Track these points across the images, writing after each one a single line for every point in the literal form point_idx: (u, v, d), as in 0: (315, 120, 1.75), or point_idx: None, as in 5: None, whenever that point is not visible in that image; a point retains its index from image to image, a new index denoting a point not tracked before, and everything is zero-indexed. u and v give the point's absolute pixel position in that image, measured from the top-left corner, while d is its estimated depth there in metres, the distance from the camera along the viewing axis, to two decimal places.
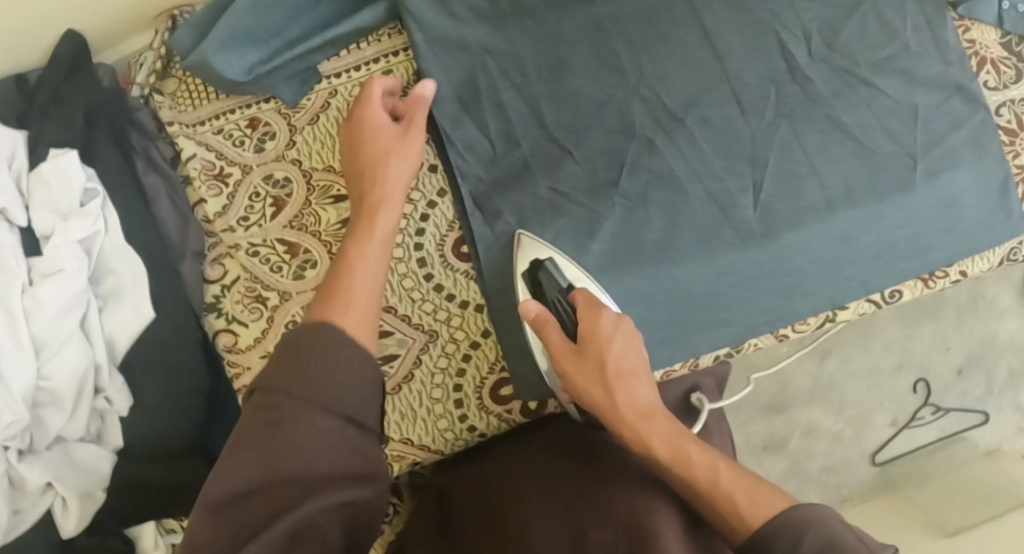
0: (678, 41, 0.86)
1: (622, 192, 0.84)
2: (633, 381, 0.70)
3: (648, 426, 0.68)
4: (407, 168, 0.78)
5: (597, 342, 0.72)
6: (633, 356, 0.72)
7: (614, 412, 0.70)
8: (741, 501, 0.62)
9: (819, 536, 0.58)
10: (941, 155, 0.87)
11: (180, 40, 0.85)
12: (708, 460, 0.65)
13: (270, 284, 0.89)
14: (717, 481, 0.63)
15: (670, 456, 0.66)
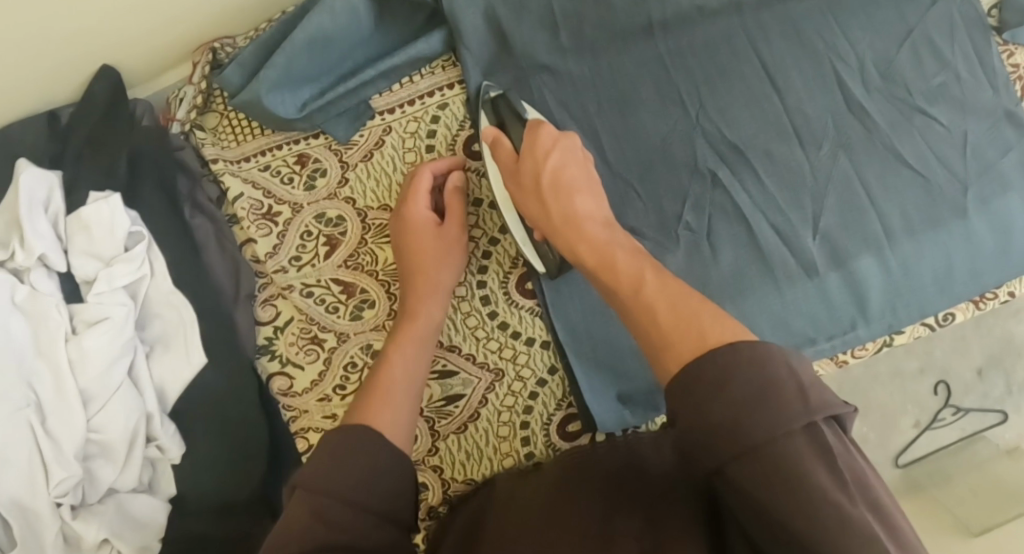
0: (738, 75, 0.85)
1: (688, 227, 0.84)
2: (570, 192, 0.71)
3: (577, 231, 0.69)
4: (445, 268, 0.80)
5: (539, 158, 0.73)
6: (574, 170, 0.73)
7: (542, 211, 0.72)
8: (672, 332, 0.55)
9: (748, 383, 0.49)
10: (993, 180, 0.88)
11: (229, 78, 0.83)
12: (633, 263, 0.63)
13: (327, 325, 0.86)
14: (641, 288, 0.60)
15: (596, 251, 0.67)
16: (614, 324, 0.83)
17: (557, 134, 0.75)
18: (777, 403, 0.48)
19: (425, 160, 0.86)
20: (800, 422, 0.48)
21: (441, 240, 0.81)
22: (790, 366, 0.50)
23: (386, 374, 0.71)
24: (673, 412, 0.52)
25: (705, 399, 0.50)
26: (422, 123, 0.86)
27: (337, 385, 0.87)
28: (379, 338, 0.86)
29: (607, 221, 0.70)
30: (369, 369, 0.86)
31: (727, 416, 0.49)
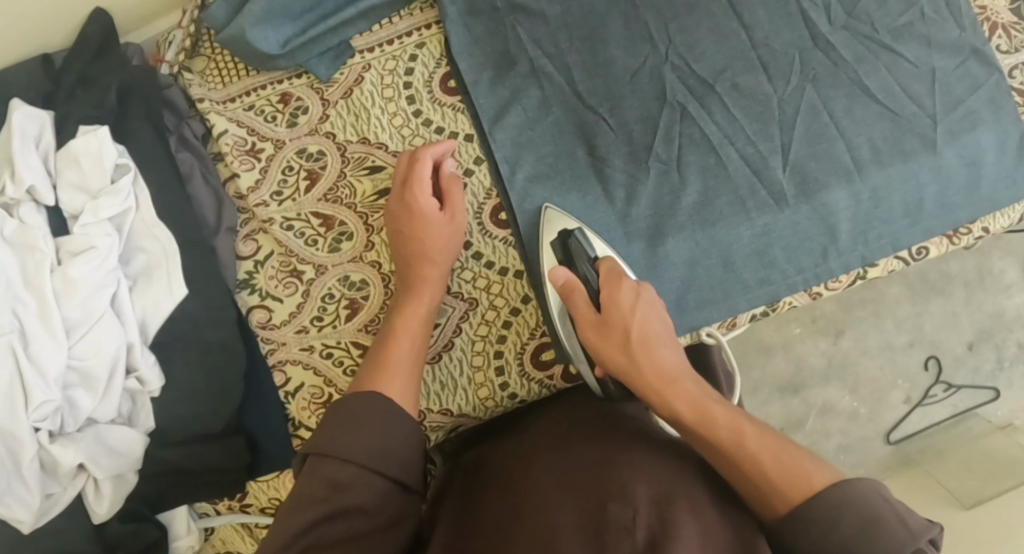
0: (705, 11, 0.90)
1: (658, 157, 0.87)
2: (658, 347, 0.71)
3: (671, 391, 0.69)
4: (449, 234, 0.82)
5: (625, 314, 0.72)
6: (654, 326, 0.73)
7: (629, 373, 0.71)
8: (774, 473, 0.63)
9: (858, 514, 0.59)
10: (959, 118, 0.91)
11: (214, 15, 0.86)
12: (733, 422, 0.67)
13: (306, 258, 0.88)
14: (743, 443, 0.65)
15: (693, 417, 0.68)
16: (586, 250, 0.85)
17: (634, 291, 0.74)
18: (886, 533, 0.58)
19: (403, 96, 0.88)
20: (907, 547, 0.58)
21: (444, 229, 0.82)
22: (890, 503, 0.60)
23: (388, 355, 0.76)
24: (790, 540, 0.62)
25: (815, 537, 0.60)
26: (401, 61, 0.88)
27: (314, 316, 0.88)
28: (356, 270, 0.88)
29: (694, 375, 0.71)
30: (346, 300, 0.88)
31: (847, 548, 0.59)
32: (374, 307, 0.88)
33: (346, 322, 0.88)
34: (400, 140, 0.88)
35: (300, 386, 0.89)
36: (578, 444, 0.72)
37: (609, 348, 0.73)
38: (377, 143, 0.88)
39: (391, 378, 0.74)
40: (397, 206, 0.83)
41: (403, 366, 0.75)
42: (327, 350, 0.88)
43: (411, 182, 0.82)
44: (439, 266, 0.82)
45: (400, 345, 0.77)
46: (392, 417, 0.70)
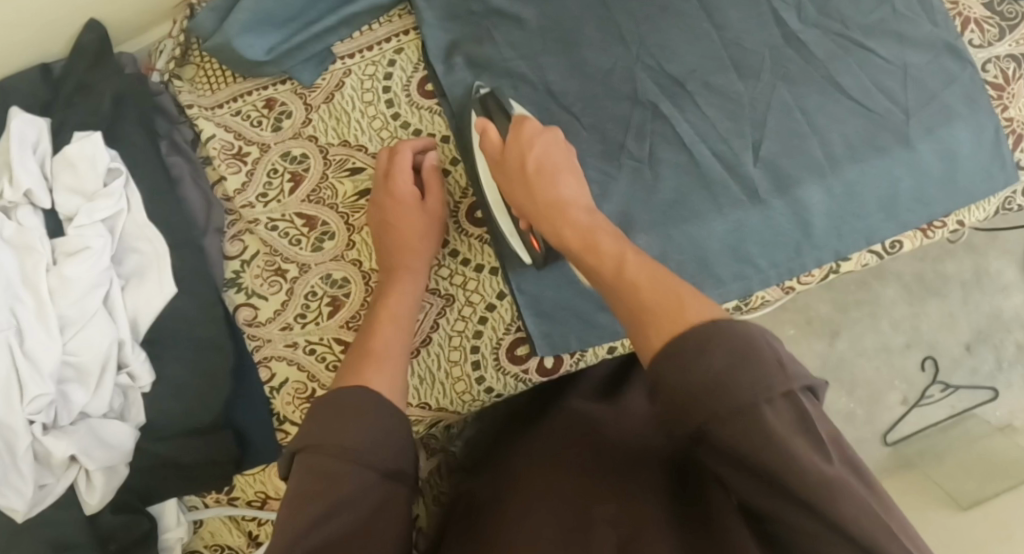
0: (677, 12, 0.91)
1: (630, 154, 0.89)
2: (552, 176, 0.77)
3: (563, 215, 0.74)
4: (425, 222, 0.85)
5: (521, 142, 0.78)
6: (551, 151, 0.78)
7: (523, 176, 0.77)
8: (652, 306, 0.61)
9: (728, 351, 0.55)
10: (934, 111, 0.92)
11: (202, 23, 0.89)
12: (615, 247, 0.69)
13: (290, 256, 0.91)
14: (622, 270, 0.66)
15: (578, 251, 0.71)
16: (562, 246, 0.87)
17: (539, 127, 0.79)
18: (754, 367, 0.54)
19: (382, 101, 0.91)
20: (779, 389, 0.54)
21: (424, 220, 0.85)
22: (767, 341, 0.56)
23: (375, 337, 0.77)
24: (658, 378, 0.57)
25: (681, 367, 0.56)
26: (380, 67, 0.91)
27: (298, 314, 0.91)
28: (338, 268, 0.90)
29: (590, 210, 0.75)
30: (328, 298, 0.90)
31: (715, 377, 0.54)
32: (356, 304, 0.90)
33: (328, 319, 0.90)
34: (379, 142, 0.90)
35: (284, 381, 0.91)
36: (565, 457, 0.74)
37: (508, 180, 0.79)
38: (357, 145, 0.91)
39: (382, 360, 0.74)
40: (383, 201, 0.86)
41: (391, 354, 0.75)
42: (310, 347, 0.91)
43: (393, 178, 0.85)
44: (418, 250, 0.84)
45: (387, 331, 0.78)
46: (386, 409, 0.67)
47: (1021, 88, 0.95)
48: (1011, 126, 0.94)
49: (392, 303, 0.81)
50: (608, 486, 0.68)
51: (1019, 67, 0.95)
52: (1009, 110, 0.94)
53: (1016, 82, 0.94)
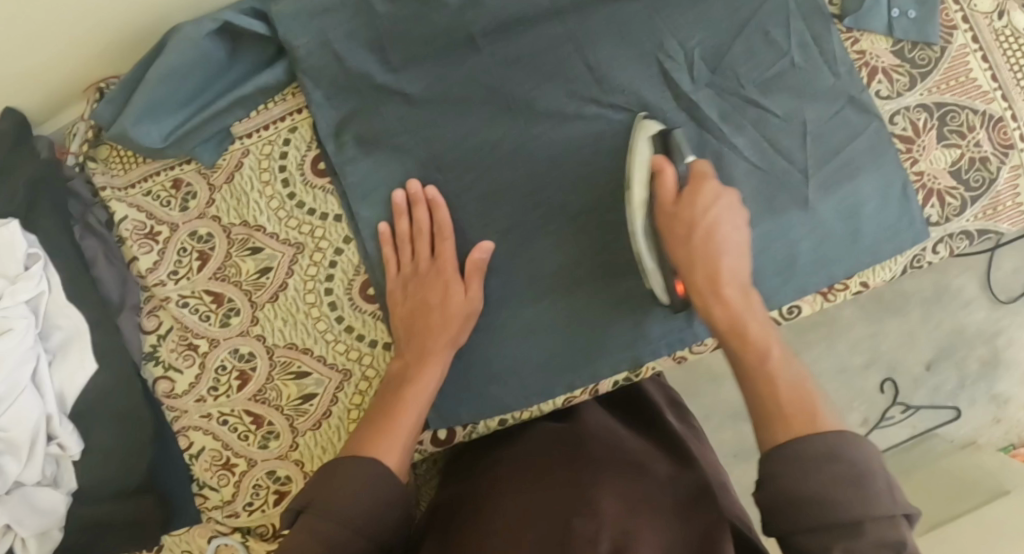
0: (565, 78, 0.90)
1: (518, 227, 0.89)
2: (718, 249, 0.78)
3: (751, 302, 0.78)
4: (452, 302, 0.86)
5: (699, 214, 0.79)
6: (732, 237, 0.80)
7: (711, 258, 0.78)
8: (785, 408, 0.71)
9: (836, 468, 0.65)
10: (834, 169, 0.90)
11: (101, 114, 0.91)
12: (763, 338, 0.76)
13: (200, 332, 0.95)
14: (773, 381, 0.73)
15: (727, 329, 0.77)
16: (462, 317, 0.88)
17: (733, 198, 0.81)
18: (879, 494, 0.64)
19: (278, 180, 0.93)
20: (888, 512, 0.64)
21: (462, 311, 0.86)
22: (881, 470, 0.66)
23: (393, 420, 0.82)
24: (769, 472, 0.68)
25: (796, 472, 0.66)
26: (275, 146, 0.93)
27: (210, 386, 0.95)
28: (244, 343, 0.94)
29: (745, 292, 0.78)
30: (236, 371, 0.94)
31: (829, 488, 0.64)
32: (262, 377, 0.94)
33: (237, 392, 0.94)
34: (276, 222, 0.93)
35: (201, 449, 0.95)
36: (556, 474, 0.82)
37: (677, 246, 0.79)
38: (257, 225, 0.93)
39: (391, 444, 0.80)
40: (427, 269, 0.87)
41: (403, 431, 0.82)
42: (223, 417, 0.95)
43: (439, 253, 0.87)
44: (449, 323, 0.86)
45: (406, 418, 0.82)
46: (387, 483, 0.77)
47: (932, 138, 0.92)
48: (921, 180, 0.91)
49: (416, 382, 0.84)
50: (585, 484, 0.79)
51: (930, 117, 0.92)
52: (918, 163, 0.91)
53: (927, 133, 0.92)
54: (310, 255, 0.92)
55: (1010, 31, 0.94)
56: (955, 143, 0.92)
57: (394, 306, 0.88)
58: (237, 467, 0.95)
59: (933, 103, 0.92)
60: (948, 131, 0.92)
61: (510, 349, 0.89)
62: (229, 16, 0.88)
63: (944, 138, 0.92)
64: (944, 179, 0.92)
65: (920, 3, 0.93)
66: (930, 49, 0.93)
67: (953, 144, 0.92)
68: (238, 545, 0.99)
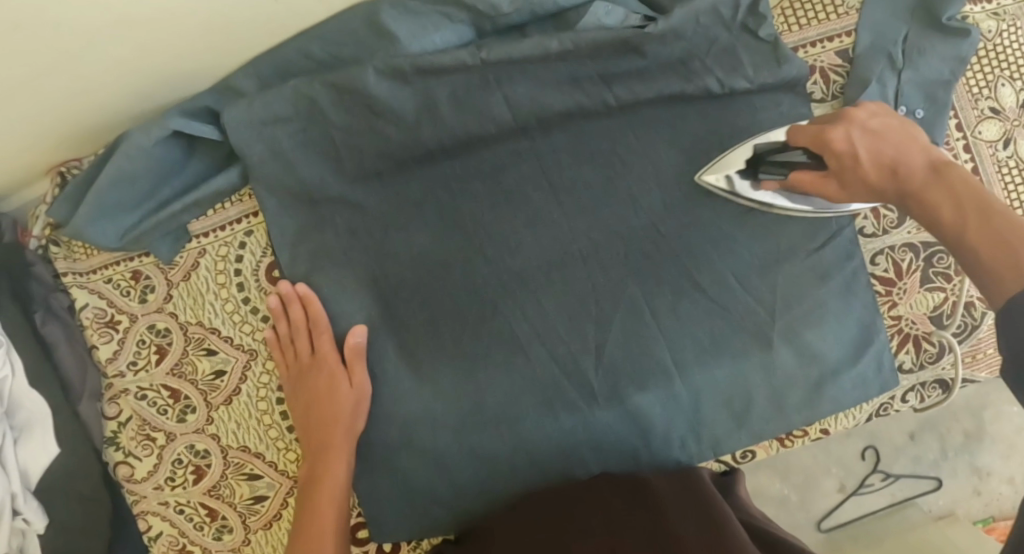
0: (523, 200, 0.87)
1: (465, 353, 0.87)
2: (899, 157, 0.73)
3: (924, 201, 0.70)
4: (344, 395, 0.86)
5: (858, 164, 0.75)
6: (887, 138, 0.75)
7: (862, 180, 0.75)
8: (1007, 248, 0.60)
9: None
10: (801, 315, 0.86)
11: (58, 210, 0.91)
12: (973, 197, 0.66)
13: (157, 425, 0.96)
14: (965, 207, 0.66)
15: (922, 216, 0.70)
16: (417, 441, 0.88)
17: (865, 115, 0.77)
18: None
19: (234, 283, 0.93)
20: None
21: (353, 398, 0.86)
22: None
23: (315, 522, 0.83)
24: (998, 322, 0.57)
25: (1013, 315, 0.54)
26: (232, 248, 0.93)
27: (167, 477, 0.97)
28: (200, 440, 0.95)
29: (938, 167, 0.71)
30: (192, 466, 0.96)
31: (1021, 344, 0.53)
32: (216, 475, 0.95)
33: (193, 485, 0.96)
34: (231, 325, 0.93)
35: (158, 534, 0.97)
36: (551, 511, 0.80)
37: (827, 190, 0.79)
38: (211, 327, 0.93)
39: None
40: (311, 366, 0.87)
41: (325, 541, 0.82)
42: (179, 507, 0.97)
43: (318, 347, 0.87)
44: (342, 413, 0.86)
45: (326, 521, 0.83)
46: None
47: (915, 281, 0.87)
48: (898, 324, 0.87)
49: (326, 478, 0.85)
50: (586, 513, 0.78)
51: (916, 257, 0.87)
52: (897, 307, 0.87)
53: (910, 275, 0.87)
54: (263, 362, 0.94)
55: (1012, 162, 0.88)
56: (940, 287, 0.87)
57: (293, 402, 0.89)
58: None
59: (921, 243, 0.87)
60: (932, 273, 0.87)
61: (452, 474, 0.88)
62: (177, 124, 0.85)
63: (927, 281, 0.87)
64: (924, 324, 0.88)
65: (927, 101, 0.86)
66: None
67: (937, 287, 0.87)
68: None
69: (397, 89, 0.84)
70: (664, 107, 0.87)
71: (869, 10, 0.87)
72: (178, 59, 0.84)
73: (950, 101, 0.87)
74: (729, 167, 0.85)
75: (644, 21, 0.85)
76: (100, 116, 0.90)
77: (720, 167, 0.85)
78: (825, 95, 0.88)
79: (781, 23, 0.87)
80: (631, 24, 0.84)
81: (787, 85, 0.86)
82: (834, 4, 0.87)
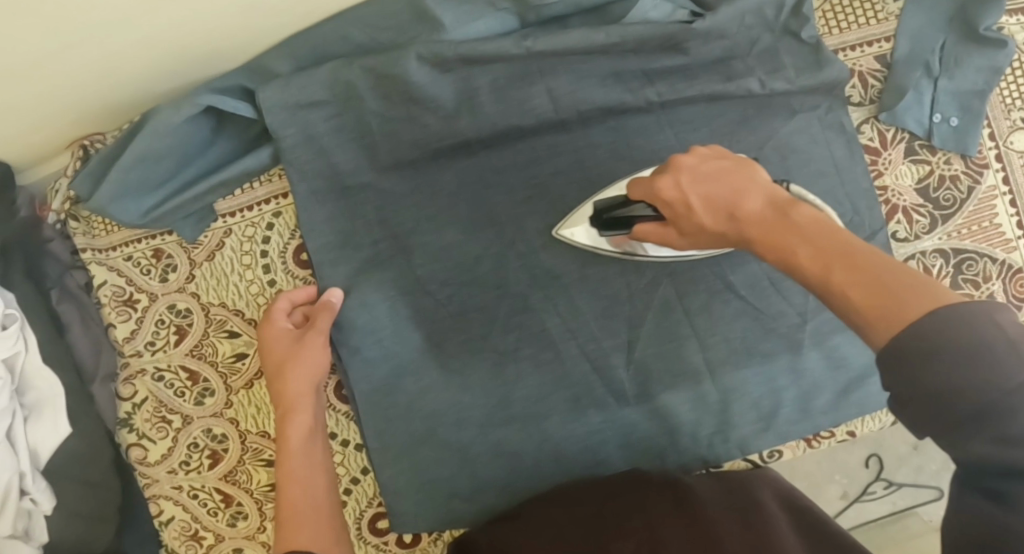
0: (558, 194, 0.87)
1: (494, 346, 0.87)
2: (733, 194, 0.62)
3: (773, 243, 0.58)
4: (311, 370, 0.85)
5: (692, 212, 0.65)
6: (726, 178, 0.64)
7: (698, 227, 0.66)
8: (873, 301, 0.51)
9: (965, 327, 0.47)
10: (832, 318, 0.86)
11: (79, 186, 0.88)
12: (821, 232, 0.56)
13: (174, 407, 0.94)
14: (822, 248, 0.55)
15: (777, 264, 0.58)
16: (440, 432, 0.87)
17: (693, 158, 0.66)
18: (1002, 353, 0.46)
19: (259, 265, 0.91)
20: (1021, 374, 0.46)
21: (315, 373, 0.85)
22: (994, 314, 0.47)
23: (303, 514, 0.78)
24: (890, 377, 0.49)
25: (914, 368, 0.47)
26: (259, 229, 0.91)
27: (182, 460, 0.95)
28: (217, 423, 0.93)
29: (781, 207, 0.60)
30: (208, 450, 0.94)
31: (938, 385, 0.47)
32: (233, 459, 0.94)
33: (208, 470, 0.94)
34: (255, 307, 0.92)
35: (171, 519, 0.95)
36: (588, 509, 0.80)
37: (668, 237, 0.71)
38: (235, 309, 0.92)
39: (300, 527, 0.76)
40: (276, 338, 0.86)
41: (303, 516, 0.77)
42: (193, 491, 0.95)
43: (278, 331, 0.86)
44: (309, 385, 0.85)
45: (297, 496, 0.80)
46: None
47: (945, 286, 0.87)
48: None
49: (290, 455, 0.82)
50: (624, 515, 0.78)
51: (946, 263, 0.87)
52: None
53: (940, 280, 0.87)
54: None
55: None
56: (968, 293, 0.87)
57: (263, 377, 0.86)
58: (205, 541, 0.95)
59: (951, 249, 0.87)
60: (962, 279, 0.87)
61: (475, 468, 0.88)
62: (209, 100, 0.83)
63: (957, 287, 0.87)
64: None
65: (962, 110, 0.87)
66: (956, 189, 0.88)
67: (967, 294, 0.87)
68: None
69: (437, 76, 0.83)
70: (703, 104, 0.87)
71: (908, 17, 0.87)
72: (211, 36, 0.82)
73: (984, 110, 0.87)
74: (581, 222, 0.85)
75: (692, 17, 0.84)
76: (129, 91, 0.88)
77: (574, 222, 0.85)
78: (863, 99, 0.88)
79: (822, 26, 0.88)
80: (678, 19, 0.84)
81: (826, 87, 0.86)
82: (875, 9, 0.88)
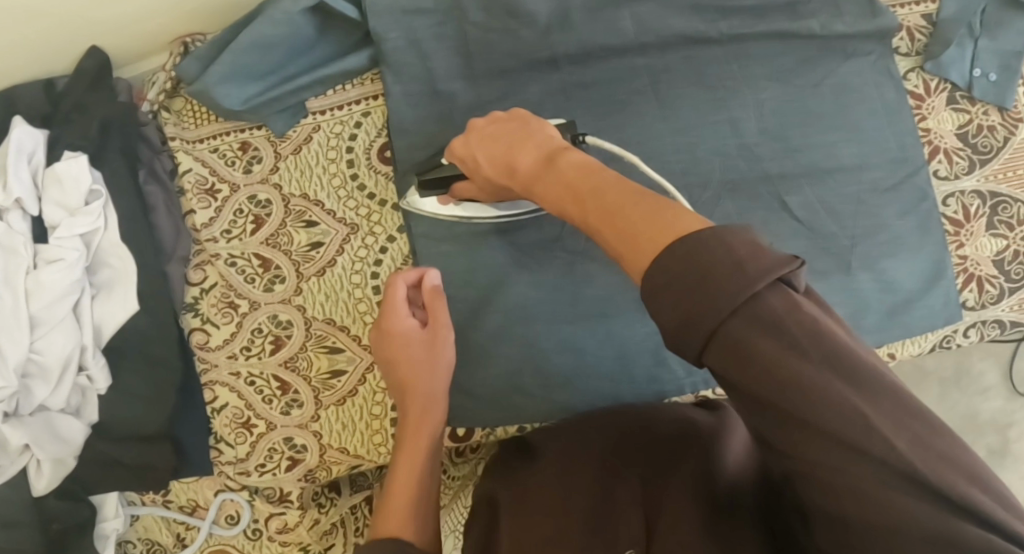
0: (634, 110, 0.93)
1: (564, 246, 0.92)
2: (510, 150, 0.73)
3: (538, 183, 0.68)
4: (435, 361, 0.80)
5: (480, 167, 0.77)
6: (505, 137, 0.75)
7: (493, 182, 0.77)
8: (622, 238, 0.55)
9: (696, 256, 0.48)
10: (882, 243, 0.91)
11: (187, 68, 0.96)
12: (583, 175, 0.64)
13: (243, 292, 0.98)
14: (579, 187, 0.63)
15: (552, 208, 0.67)
16: (506, 326, 0.91)
17: (486, 121, 0.78)
18: (728, 272, 0.46)
19: (344, 160, 0.98)
20: (745, 296, 0.45)
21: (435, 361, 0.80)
22: (723, 243, 0.47)
23: None
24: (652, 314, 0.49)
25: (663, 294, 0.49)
26: (347, 127, 0.99)
27: (243, 346, 0.98)
28: (284, 310, 0.97)
29: (549, 156, 0.68)
30: (271, 336, 0.97)
31: (676, 317, 0.47)
32: (295, 346, 0.97)
33: (269, 355, 0.97)
34: (336, 200, 0.98)
35: (225, 405, 0.97)
36: (589, 448, 0.80)
37: (476, 193, 0.84)
38: (315, 200, 0.98)
39: None
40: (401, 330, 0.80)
41: None
42: (250, 378, 0.97)
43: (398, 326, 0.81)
44: (434, 352, 0.80)
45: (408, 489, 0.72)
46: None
47: (981, 225, 0.95)
48: (964, 264, 0.94)
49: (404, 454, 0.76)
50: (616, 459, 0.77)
51: (982, 205, 0.95)
52: (964, 247, 0.94)
53: (976, 219, 0.94)
54: (362, 237, 0.97)
55: None
56: (1002, 234, 0.95)
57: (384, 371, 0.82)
58: (256, 428, 0.97)
59: (988, 192, 0.95)
60: (997, 221, 0.95)
61: (539, 363, 0.91)
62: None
63: (992, 227, 0.95)
64: (986, 267, 0.94)
65: (1002, 68, 0.96)
66: (993, 138, 0.96)
67: (1001, 235, 0.95)
68: (243, 503, 1.01)
69: None
70: (769, 41, 0.94)
71: None
72: None
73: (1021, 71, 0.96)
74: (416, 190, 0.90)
75: None
76: None
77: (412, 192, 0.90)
78: (910, 50, 0.97)
79: None
80: None
81: (879, 35, 0.94)
82: None
